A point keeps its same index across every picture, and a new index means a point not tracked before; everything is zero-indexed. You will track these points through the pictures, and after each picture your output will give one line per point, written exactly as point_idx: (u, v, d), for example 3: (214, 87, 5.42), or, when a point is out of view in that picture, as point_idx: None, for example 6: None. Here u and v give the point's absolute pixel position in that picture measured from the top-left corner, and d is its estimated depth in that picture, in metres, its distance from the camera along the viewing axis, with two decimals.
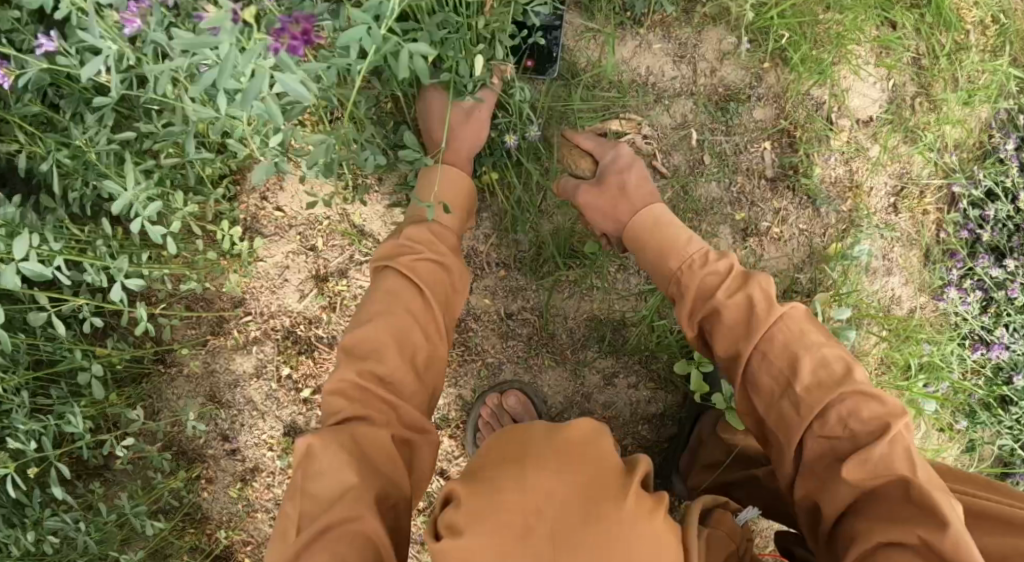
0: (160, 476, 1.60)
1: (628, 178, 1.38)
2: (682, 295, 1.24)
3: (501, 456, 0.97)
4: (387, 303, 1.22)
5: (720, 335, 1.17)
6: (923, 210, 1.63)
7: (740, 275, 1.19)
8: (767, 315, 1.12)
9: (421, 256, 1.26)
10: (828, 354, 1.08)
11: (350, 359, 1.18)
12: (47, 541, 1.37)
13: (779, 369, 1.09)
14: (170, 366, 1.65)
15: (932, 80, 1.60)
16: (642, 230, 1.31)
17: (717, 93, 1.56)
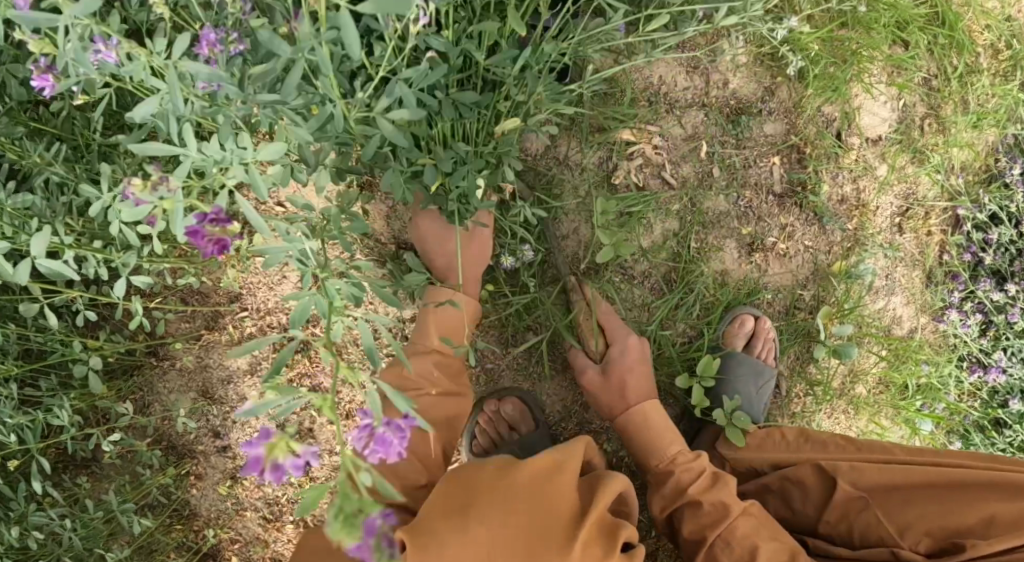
0: (149, 472, 1.58)
1: (629, 377, 1.39)
2: (659, 484, 1.34)
3: (458, 496, 1.08)
4: (389, 437, 1.27)
5: (688, 523, 1.28)
6: (927, 231, 1.63)
7: (711, 475, 1.30)
8: (733, 509, 1.24)
9: (424, 393, 1.32)
10: (779, 546, 1.20)
11: (361, 484, 1.24)
12: (30, 536, 1.34)
13: (739, 559, 1.20)
14: (163, 359, 1.62)
15: (942, 102, 1.60)
16: (631, 422, 1.37)
17: (728, 105, 1.55)
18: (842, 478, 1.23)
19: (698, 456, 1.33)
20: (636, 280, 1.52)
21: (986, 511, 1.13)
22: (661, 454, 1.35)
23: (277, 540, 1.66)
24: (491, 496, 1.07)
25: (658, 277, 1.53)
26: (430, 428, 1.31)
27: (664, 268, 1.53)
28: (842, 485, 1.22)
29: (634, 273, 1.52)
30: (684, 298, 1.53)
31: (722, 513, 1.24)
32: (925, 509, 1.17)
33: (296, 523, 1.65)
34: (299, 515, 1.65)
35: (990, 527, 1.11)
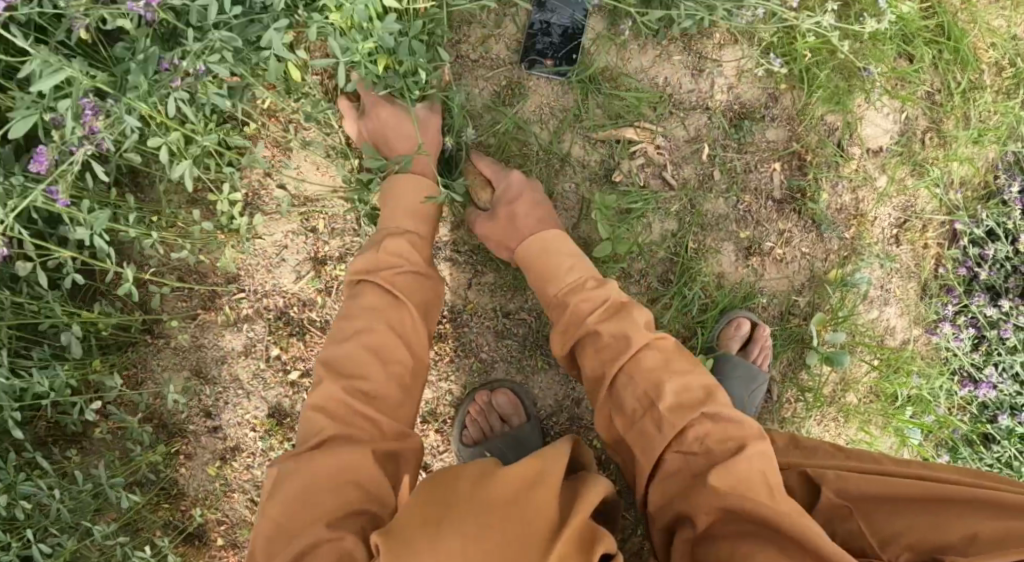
0: (139, 449, 1.58)
1: (517, 208, 1.37)
2: (559, 317, 1.28)
3: (433, 505, 0.98)
4: (369, 316, 1.24)
5: (588, 356, 1.22)
6: (924, 244, 1.64)
7: (614, 305, 1.25)
8: (635, 340, 1.18)
9: (402, 269, 1.30)
10: (690, 380, 1.15)
11: (335, 377, 1.18)
12: (17, 506, 1.34)
13: (643, 393, 1.14)
14: (158, 337, 1.63)
15: (944, 116, 1.61)
16: (529, 257, 1.32)
17: (732, 109, 1.55)
18: (827, 487, 1.19)
19: (605, 285, 1.27)
20: (633, 277, 1.53)
21: (969, 529, 1.09)
22: (558, 282, 1.30)
23: None
24: (464, 509, 0.96)
25: (655, 275, 1.53)
26: (410, 298, 1.29)
27: (661, 268, 1.54)
28: (826, 493, 1.18)
29: (632, 271, 1.53)
30: (681, 298, 1.53)
31: (622, 347, 1.18)
32: (907, 522, 1.13)
33: None
34: None
35: (974, 543, 1.07)
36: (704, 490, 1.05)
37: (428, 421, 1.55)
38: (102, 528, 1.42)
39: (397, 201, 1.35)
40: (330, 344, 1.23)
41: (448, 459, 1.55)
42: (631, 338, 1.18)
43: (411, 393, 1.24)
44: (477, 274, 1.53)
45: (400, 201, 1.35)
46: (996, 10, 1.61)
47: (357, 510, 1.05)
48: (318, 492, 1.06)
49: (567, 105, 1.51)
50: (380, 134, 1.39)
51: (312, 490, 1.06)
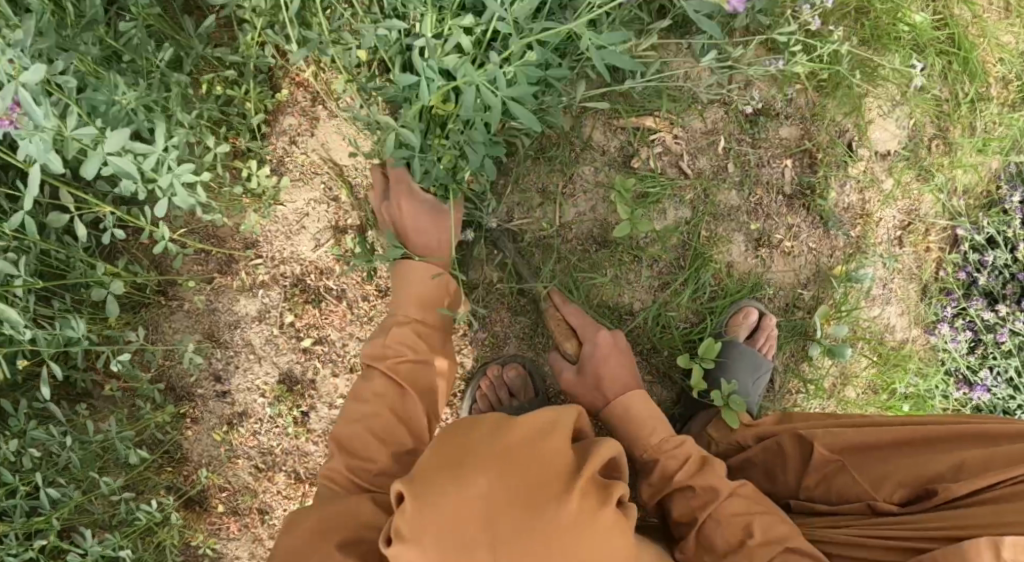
0: (149, 407, 1.59)
1: (606, 369, 1.38)
2: (648, 471, 1.32)
3: (452, 451, 0.97)
4: (373, 400, 1.30)
5: (678, 510, 1.26)
6: (926, 247, 1.70)
7: (698, 459, 1.29)
8: (724, 490, 1.23)
9: (405, 356, 1.35)
10: (773, 521, 1.19)
11: (344, 454, 1.24)
12: (28, 450, 1.34)
13: (730, 535, 1.19)
14: (171, 299, 1.64)
15: (951, 124, 1.68)
16: (616, 415, 1.35)
17: (748, 105, 1.61)
18: (819, 442, 1.32)
19: (686, 442, 1.30)
20: (646, 262, 1.57)
21: (954, 458, 1.22)
22: (644, 440, 1.33)
23: (266, 490, 1.67)
24: (484, 450, 0.97)
25: (667, 261, 1.58)
26: (412, 386, 1.34)
27: (673, 254, 1.58)
28: (819, 449, 1.31)
29: (645, 255, 1.57)
30: (691, 284, 1.58)
31: (707, 499, 1.23)
32: (899, 465, 1.25)
33: (288, 474, 1.66)
34: (292, 466, 1.67)
35: (959, 472, 1.20)
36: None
37: None
38: (111, 481, 1.43)
39: (407, 287, 1.41)
40: (339, 424, 1.29)
41: None
42: (719, 492, 1.22)
43: None
44: (494, 251, 1.56)
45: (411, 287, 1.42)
46: (1005, 27, 1.68)
47: (352, 546, 1.08)
48: (321, 529, 1.11)
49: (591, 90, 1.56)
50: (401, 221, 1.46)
51: (318, 529, 1.11)
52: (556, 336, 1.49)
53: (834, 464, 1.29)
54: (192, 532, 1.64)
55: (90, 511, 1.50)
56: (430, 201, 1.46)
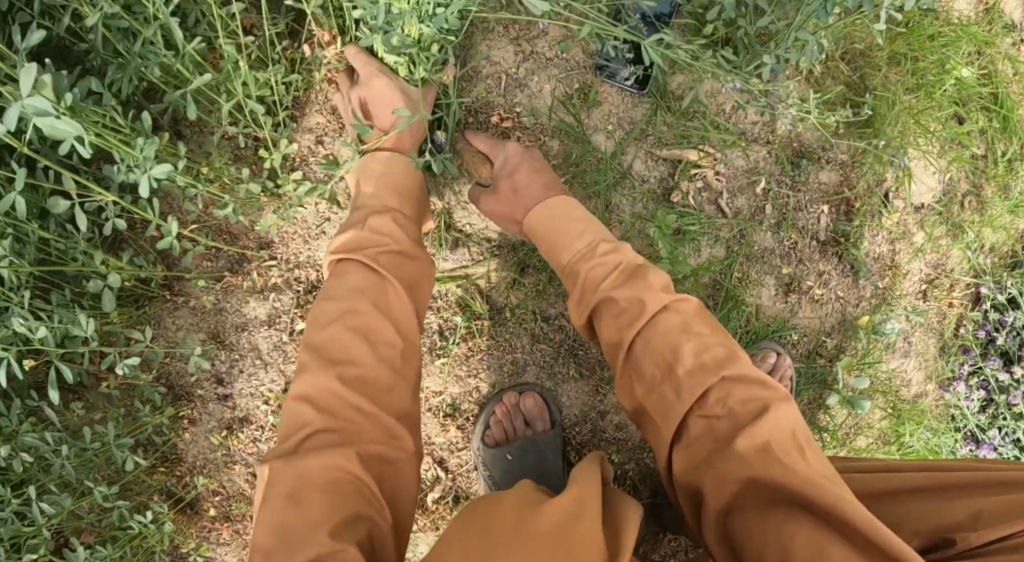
0: (147, 408, 1.53)
1: (519, 179, 1.36)
2: (573, 286, 1.26)
3: (475, 539, 0.92)
4: (353, 297, 1.19)
5: (605, 324, 1.20)
6: (948, 302, 1.69)
7: (628, 267, 1.22)
8: (648, 305, 1.15)
9: (387, 248, 1.26)
10: (709, 341, 1.12)
11: (322, 365, 1.13)
12: (19, 456, 1.27)
13: (661, 356, 1.12)
14: (176, 295, 1.56)
15: (986, 181, 1.66)
16: (538, 228, 1.31)
17: (791, 147, 1.58)
18: None
19: (617, 249, 1.25)
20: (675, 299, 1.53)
21: (975, 505, 1.07)
22: (565, 251, 1.28)
23: None
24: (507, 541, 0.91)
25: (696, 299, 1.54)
26: (393, 278, 1.24)
27: (703, 292, 1.54)
28: None
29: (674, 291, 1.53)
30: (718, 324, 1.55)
31: (635, 316, 1.16)
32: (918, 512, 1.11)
33: None
34: None
35: (979, 519, 1.05)
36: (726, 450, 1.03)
37: (451, 416, 1.53)
38: (105, 491, 1.35)
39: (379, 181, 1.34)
40: (312, 328, 1.19)
41: (466, 456, 1.54)
42: (644, 301, 1.16)
43: (405, 377, 1.18)
44: (522, 274, 1.51)
45: (383, 178, 1.35)
46: None
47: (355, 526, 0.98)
48: (311, 493, 1.00)
49: (636, 118, 1.51)
50: (367, 102, 1.40)
51: (305, 491, 1.00)
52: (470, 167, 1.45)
53: None
54: (183, 537, 1.61)
55: (81, 516, 1.44)
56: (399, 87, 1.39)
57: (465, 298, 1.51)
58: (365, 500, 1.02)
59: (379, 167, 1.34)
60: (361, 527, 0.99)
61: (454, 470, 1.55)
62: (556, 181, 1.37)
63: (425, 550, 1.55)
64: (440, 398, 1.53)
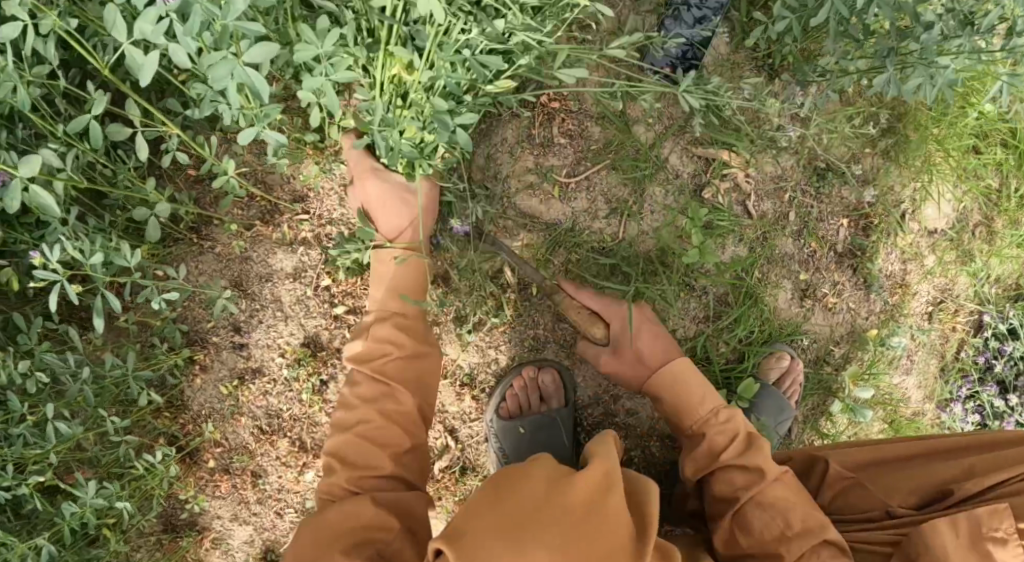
0: (164, 347, 1.52)
1: (641, 345, 1.42)
2: (693, 446, 1.35)
3: (507, 512, 0.89)
4: (363, 406, 1.31)
5: (719, 488, 1.30)
6: (952, 326, 1.74)
7: (746, 438, 1.32)
8: (769, 475, 1.25)
9: (391, 355, 1.35)
10: (815, 510, 1.22)
11: (342, 461, 1.27)
12: (37, 374, 1.24)
13: (771, 521, 1.21)
14: (204, 239, 1.55)
15: (998, 214, 1.72)
16: (664, 389, 1.38)
17: (818, 159, 1.63)
18: (833, 462, 1.34)
19: (732, 418, 1.34)
20: (696, 292, 1.57)
21: (964, 462, 1.26)
22: (691, 414, 1.36)
23: (264, 453, 1.64)
24: (543, 513, 0.88)
25: (716, 295, 1.58)
26: (399, 383, 1.33)
27: (724, 288, 1.59)
28: (834, 465, 1.33)
29: (697, 285, 1.57)
30: (736, 321, 1.59)
31: (754, 481, 1.26)
32: (912, 475, 1.29)
33: (291, 442, 1.63)
34: (297, 434, 1.63)
35: (973, 473, 1.24)
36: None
37: (467, 386, 1.55)
38: (118, 423, 1.33)
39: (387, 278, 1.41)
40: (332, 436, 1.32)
41: (478, 427, 1.56)
42: (766, 477, 1.25)
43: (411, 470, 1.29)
44: (552, 252, 1.54)
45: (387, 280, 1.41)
46: None
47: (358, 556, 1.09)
48: (331, 543, 1.13)
49: (676, 114, 1.56)
50: (368, 207, 1.45)
51: (327, 541, 1.13)
52: (578, 323, 1.49)
53: (850, 479, 1.31)
54: (182, 485, 1.61)
55: (87, 448, 1.43)
56: (398, 180, 1.44)
57: (494, 270, 1.53)
58: (380, 529, 1.16)
59: (381, 270, 1.41)
60: (374, 550, 1.12)
61: (464, 440, 1.56)
62: (671, 342, 1.44)
63: None
64: (458, 367, 1.54)
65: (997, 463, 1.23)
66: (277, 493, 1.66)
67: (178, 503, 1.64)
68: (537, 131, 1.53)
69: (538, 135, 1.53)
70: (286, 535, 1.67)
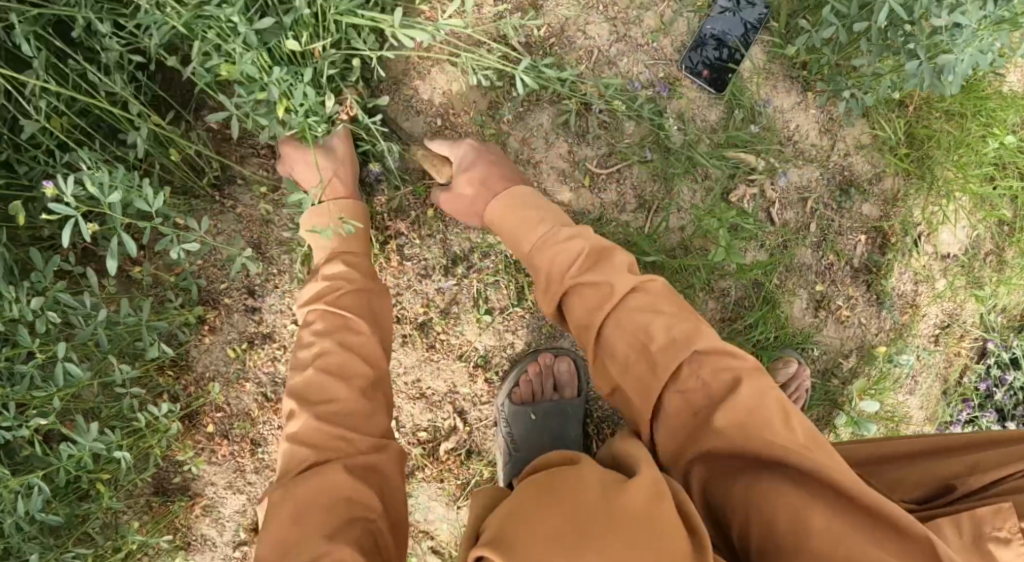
0: (177, 302, 1.49)
1: (473, 172, 1.40)
2: (540, 272, 1.24)
3: (558, 516, 0.90)
4: (320, 342, 1.22)
5: (577, 312, 1.16)
6: (957, 351, 1.76)
7: (592, 254, 1.19)
8: (619, 288, 1.12)
9: (343, 290, 1.28)
10: (676, 319, 1.09)
11: (307, 407, 1.16)
12: (48, 313, 1.18)
13: (632, 337, 1.09)
14: (224, 198, 1.53)
15: (1010, 244, 1.74)
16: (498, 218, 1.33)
17: (842, 174, 1.65)
18: None
19: (580, 235, 1.22)
20: (715, 293, 1.59)
21: (968, 459, 1.13)
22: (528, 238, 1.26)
23: (266, 422, 1.61)
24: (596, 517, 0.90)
25: (735, 297, 1.60)
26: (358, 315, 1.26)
27: (742, 291, 1.61)
28: None
29: (717, 286, 1.59)
30: (751, 324, 1.61)
31: (606, 297, 1.13)
32: (913, 472, 1.17)
33: None
34: None
35: (974, 470, 1.11)
36: (712, 431, 1.00)
37: (481, 368, 1.54)
38: (128, 374, 1.29)
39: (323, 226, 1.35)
40: (292, 380, 1.22)
41: (487, 411, 1.55)
42: (613, 289, 1.13)
43: (382, 405, 1.21)
44: None
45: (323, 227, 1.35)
46: None
47: (344, 534, 0.99)
48: (313, 514, 1.01)
49: (708, 116, 1.57)
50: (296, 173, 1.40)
51: (306, 512, 1.02)
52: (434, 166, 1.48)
53: None
54: (179, 447, 1.57)
55: (89, 399, 1.38)
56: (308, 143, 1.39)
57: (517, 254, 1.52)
58: (361, 507, 1.04)
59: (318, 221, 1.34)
60: (362, 528, 1.02)
61: (472, 423, 1.55)
62: (544, 201, 1.34)
63: (425, 500, 1.55)
64: (473, 348, 1.53)
65: (997, 461, 1.10)
66: (275, 463, 1.63)
67: (172, 466, 1.61)
68: (573, 120, 1.54)
69: (574, 124, 1.54)
70: None
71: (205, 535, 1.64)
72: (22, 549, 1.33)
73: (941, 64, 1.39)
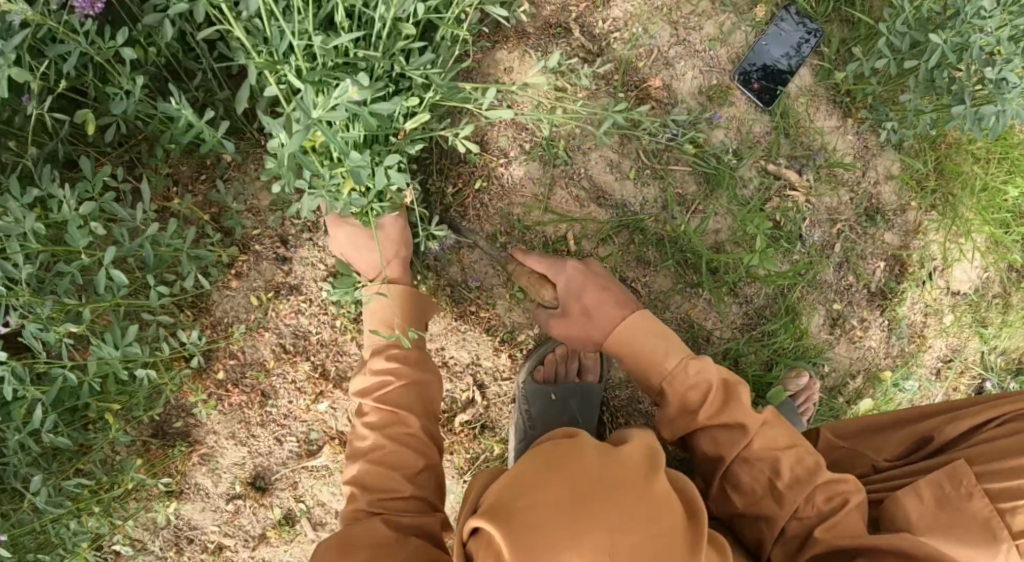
0: (210, 241, 1.48)
1: (587, 297, 1.35)
2: (664, 404, 1.26)
3: (559, 495, 0.86)
4: (373, 435, 1.26)
5: (704, 446, 1.22)
6: (956, 386, 1.81)
7: (720, 391, 1.22)
8: (751, 429, 1.18)
9: (389, 388, 1.29)
10: (801, 455, 1.17)
11: (358, 490, 1.22)
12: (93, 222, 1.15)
13: (760, 472, 1.16)
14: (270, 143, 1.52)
15: (1015, 288, 1.80)
16: (623, 345, 1.29)
17: (870, 202, 1.70)
18: (824, 429, 1.34)
19: (701, 367, 1.24)
20: (738, 298, 1.64)
21: (947, 416, 1.25)
22: (657, 369, 1.26)
23: (279, 374, 1.59)
24: (591, 492, 0.86)
25: (757, 305, 1.64)
26: (413, 411, 1.29)
27: (764, 301, 1.65)
28: (824, 434, 1.33)
29: (741, 291, 1.63)
30: (769, 332, 1.65)
31: (737, 440, 1.18)
32: (899, 434, 1.28)
33: (312, 367, 1.59)
34: (321, 360, 1.60)
35: (951, 423, 1.23)
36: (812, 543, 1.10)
37: (505, 344, 1.55)
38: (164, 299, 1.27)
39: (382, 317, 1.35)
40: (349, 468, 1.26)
41: (507, 387, 1.56)
42: (746, 431, 1.18)
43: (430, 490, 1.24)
44: (614, 232, 1.58)
45: (387, 314, 1.36)
46: None
47: None
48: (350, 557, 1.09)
49: (752, 127, 1.62)
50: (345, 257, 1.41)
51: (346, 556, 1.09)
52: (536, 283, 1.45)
53: (843, 450, 1.31)
54: (189, 389, 1.54)
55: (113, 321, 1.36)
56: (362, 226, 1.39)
57: (558, 236, 1.57)
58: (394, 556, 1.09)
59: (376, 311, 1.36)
60: None
61: (491, 398, 1.56)
62: (623, 295, 1.35)
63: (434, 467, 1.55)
64: (502, 324, 1.55)
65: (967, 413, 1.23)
66: (282, 418, 1.60)
67: (177, 409, 1.57)
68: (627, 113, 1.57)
69: (628, 117, 1.58)
70: (281, 463, 1.61)
71: (198, 484, 1.59)
72: (22, 470, 1.30)
73: (982, 112, 1.45)
